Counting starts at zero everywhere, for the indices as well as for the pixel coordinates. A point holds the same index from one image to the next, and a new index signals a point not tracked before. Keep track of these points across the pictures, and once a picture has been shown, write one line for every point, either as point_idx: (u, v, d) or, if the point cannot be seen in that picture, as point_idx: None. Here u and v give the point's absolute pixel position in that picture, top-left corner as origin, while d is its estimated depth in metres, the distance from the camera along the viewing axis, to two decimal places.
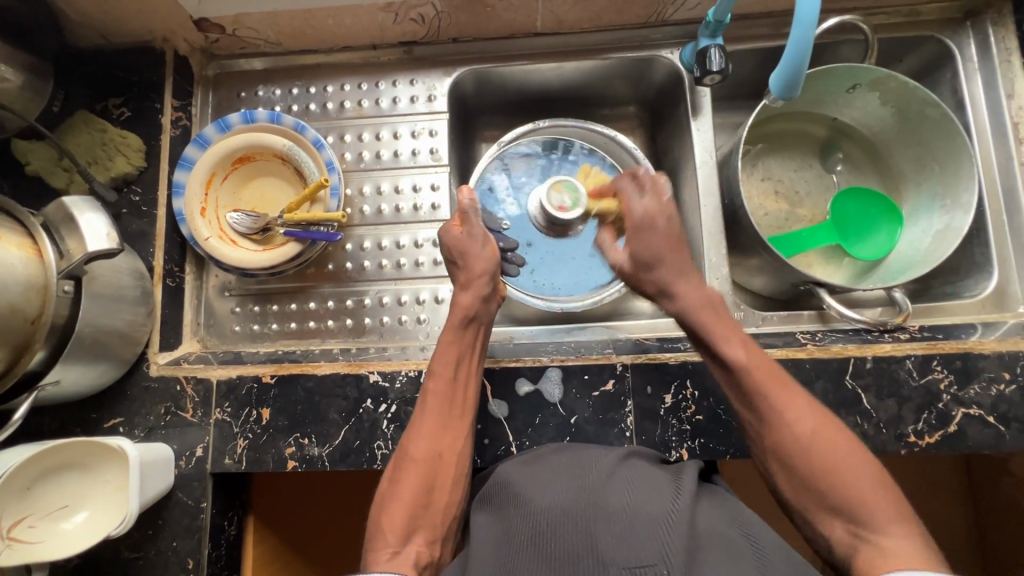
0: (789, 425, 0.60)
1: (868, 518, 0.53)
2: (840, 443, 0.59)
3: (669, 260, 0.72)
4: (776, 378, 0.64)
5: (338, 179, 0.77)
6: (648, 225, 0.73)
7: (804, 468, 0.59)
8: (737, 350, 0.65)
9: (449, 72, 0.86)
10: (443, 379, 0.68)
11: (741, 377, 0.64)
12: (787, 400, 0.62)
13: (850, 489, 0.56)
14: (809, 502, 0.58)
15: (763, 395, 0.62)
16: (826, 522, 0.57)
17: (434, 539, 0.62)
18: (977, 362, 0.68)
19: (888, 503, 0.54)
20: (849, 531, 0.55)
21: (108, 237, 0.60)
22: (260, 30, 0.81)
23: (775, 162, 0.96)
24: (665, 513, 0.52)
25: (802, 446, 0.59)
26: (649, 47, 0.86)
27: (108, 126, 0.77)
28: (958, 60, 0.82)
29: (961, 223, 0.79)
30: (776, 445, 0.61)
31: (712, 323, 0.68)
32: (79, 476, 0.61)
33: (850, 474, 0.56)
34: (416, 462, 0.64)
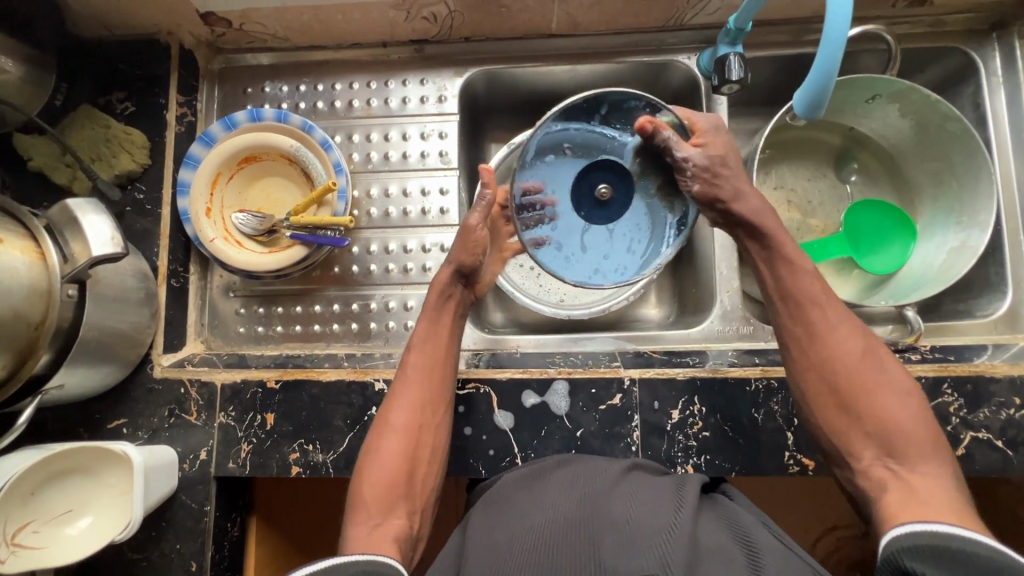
0: (844, 351, 0.63)
1: (904, 446, 0.57)
2: (890, 375, 0.61)
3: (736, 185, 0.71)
4: (850, 325, 0.65)
5: (345, 182, 0.76)
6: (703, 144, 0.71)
7: (853, 399, 0.61)
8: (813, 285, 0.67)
9: (460, 72, 0.84)
10: (423, 354, 0.70)
11: (805, 296, 0.66)
12: (844, 327, 0.64)
13: (888, 416, 0.59)
14: (851, 427, 0.60)
15: (822, 318, 0.64)
16: (858, 447, 0.59)
17: (414, 510, 0.64)
18: (988, 386, 0.68)
19: (921, 437, 0.57)
20: (879, 460, 0.58)
21: (112, 241, 0.59)
22: (267, 25, 0.79)
23: (788, 170, 0.94)
24: (667, 524, 0.51)
25: (851, 367, 0.62)
26: (665, 52, 0.84)
27: (112, 121, 0.75)
28: (982, 73, 0.80)
29: (978, 241, 0.78)
30: (834, 371, 0.62)
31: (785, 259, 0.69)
32: (83, 481, 0.60)
33: (894, 399, 0.60)
34: (396, 433, 0.65)
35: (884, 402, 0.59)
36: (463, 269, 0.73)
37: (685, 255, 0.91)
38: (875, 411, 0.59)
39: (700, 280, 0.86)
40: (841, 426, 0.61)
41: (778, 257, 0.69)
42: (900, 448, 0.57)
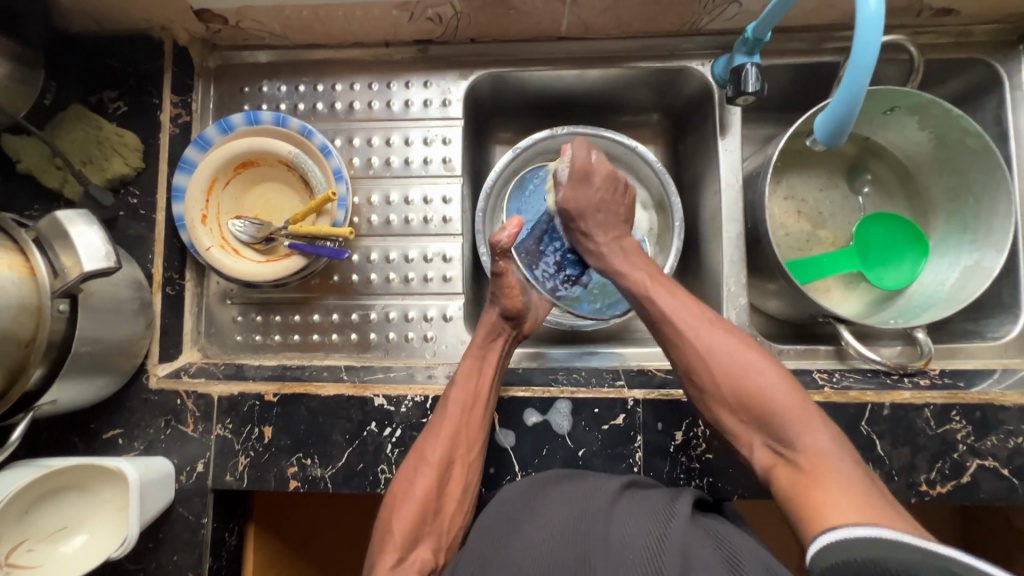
0: (715, 365, 0.62)
1: (785, 425, 0.57)
2: (746, 352, 0.62)
3: (596, 216, 0.74)
4: (700, 313, 0.66)
5: (346, 190, 0.74)
6: (585, 177, 0.75)
7: (738, 402, 0.60)
8: (602, 251, 0.74)
9: (465, 75, 0.82)
10: (464, 391, 0.68)
11: (658, 317, 0.67)
12: (706, 333, 0.64)
13: (760, 395, 0.59)
14: (733, 421, 0.61)
15: (678, 331, 0.65)
16: (748, 441, 0.60)
17: (440, 546, 0.64)
18: (997, 414, 0.67)
19: (806, 414, 0.57)
20: (771, 449, 0.58)
21: (105, 256, 0.57)
22: (265, 22, 0.76)
23: (799, 180, 0.92)
24: (656, 539, 0.52)
25: (725, 375, 0.61)
26: (679, 57, 0.81)
27: (104, 123, 0.73)
28: (1006, 87, 0.77)
29: (992, 263, 0.76)
30: (689, 368, 0.64)
31: (645, 284, 0.69)
32: (78, 498, 0.60)
33: (767, 399, 0.59)
34: (431, 467, 0.65)
35: (763, 392, 0.59)
36: (507, 312, 0.73)
37: (692, 266, 0.89)
38: (757, 406, 0.59)
39: (706, 294, 0.84)
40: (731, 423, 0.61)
41: (639, 292, 0.69)
42: (784, 431, 0.57)
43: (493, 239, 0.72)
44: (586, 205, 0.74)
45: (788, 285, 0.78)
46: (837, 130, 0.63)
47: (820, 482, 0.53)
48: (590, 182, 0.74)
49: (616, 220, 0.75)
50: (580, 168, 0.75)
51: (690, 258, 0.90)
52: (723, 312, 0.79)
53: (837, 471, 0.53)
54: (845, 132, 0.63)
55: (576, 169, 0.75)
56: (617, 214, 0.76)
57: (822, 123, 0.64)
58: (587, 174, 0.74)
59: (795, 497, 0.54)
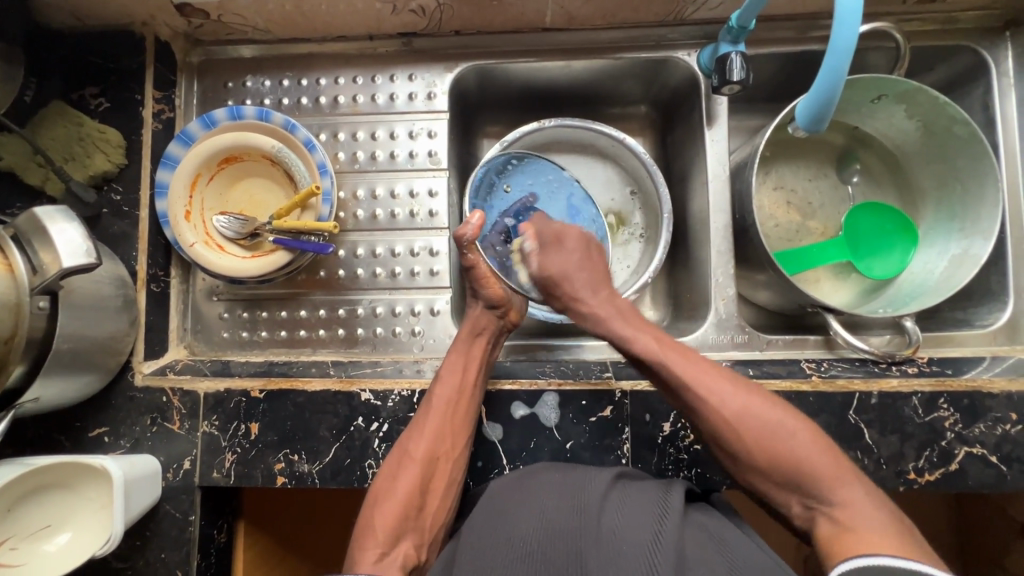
0: (749, 434, 0.59)
1: (820, 485, 0.56)
2: (775, 412, 0.60)
3: (583, 277, 0.73)
4: (717, 373, 0.63)
5: (330, 184, 0.73)
6: (557, 243, 0.75)
7: (773, 468, 0.58)
8: (597, 314, 0.71)
9: (450, 67, 0.81)
10: (449, 386, 0.68)
11: (672, 381, 0.63)
12: (721, 394, 0.61)
13: (793, 457, 0.57)
14: (767, 483, 0.59)
15: (693, 392, 0.62)
16: (783, 499, 0.58)
17: (422, 543, 0.64)
18: (985, 401, 0.67)
19: (844, 471, 0.56)
20: (805, 505, 0.57)
21: (85, 252, 0.57)
22: (247, 16, 0.75)
23: (788, 171, 0.91)
24: (651, 541, 0.52)
25: (756, 442, 0.59)
26: (665, 48, 0.81)
27: (85, 119, 0.72)
28: (993, 74, 0.77)
29: (980, 250, 0.76)
30: (717, 436, 0.60)
31: (659, 352, 0.65)
32: (62, 497, 0.59)
33: (810, 471, 0.56)
34: (415, 462, 0.65)
35: (802, 457, 0.57)
36: (491, 303, 0.73)
37: (681, 258, 0.89)
38: (800, 477, 0.57)
39: (695, 286, 0.84)
40: (766, 485, 0.59)
41: (623, 344, 0.68)
42: (816, 489, 0.56)
43: (456, 233, 0.72)
44: (565, 268, 0.73)
45: (775, 275, 0.78)
46: (819, 113, 0.63)
47: (852, 535, 0.52)
48: (564, 246, 0.75)
49: (599, 279, 0.73)
50: (548, 236, 0.76)
51: (679, 250, 0.89)
52: (711, 303, 0.79)
53: (868, 517, 0.53)
54: (827, 117, 0.64)
55: (547, 235, 0.76)
56: (599, 271, 0.74)
57: (804, 108, 0.64)
58: (559, 239, 0.75)
59: (825, 549, 0.53)
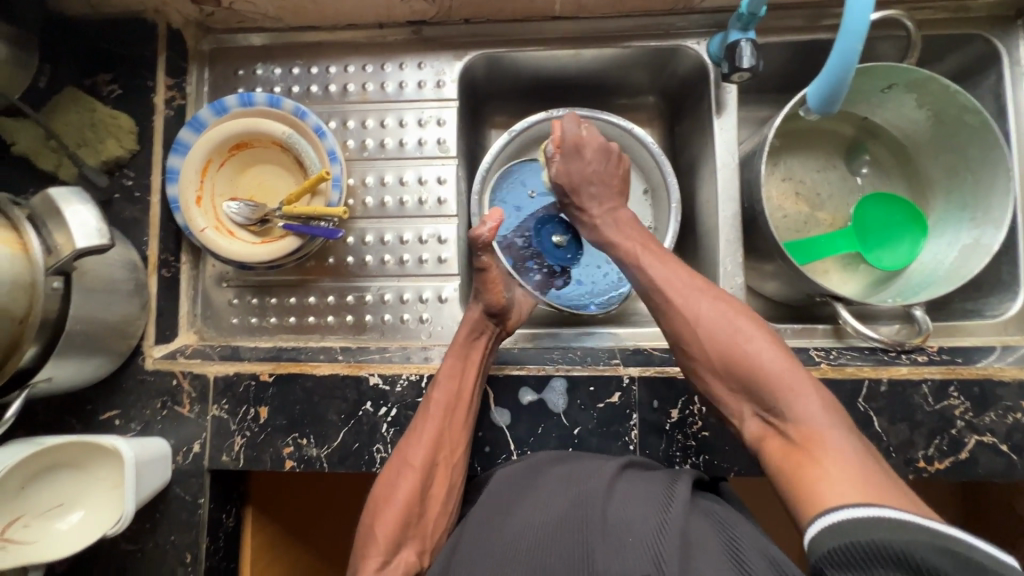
0: (709, 338, 0.59)
1: (774, 394, 0.54)
2: (739, 321, 0.59)
3: (592, 187, 0.73)
4: (692, 282, 0.64)
5: (339, 170, 0.73)
6: (578, 152, 0.74)
7: (729, 374, 0.57)
8: (596, 221, 0.73)
9: (459, 55, 0.81)
10: (446, 392, 0.67)
11: (645, 284, 0.66)
12: (690, 302, 0.62)
13: (753, 364, 0.56)
14: (723, 390, 0.58)
15: (660, 297, 0.64)
16: (738, 409, 0.57)
17: (425, 549, 0.63)
18: (995, 389, 0.66)
19: (807, 387, 0.53)
20: (761, 419, 0.55)
21: (98, 233, 0.57)
22: (258, 4, 0.76)
23: (798, 161, 0.91)
24: (656, 526, 0.51)
25: (713, 345, 0.59)
26: (674, 36, 0.80)
27: (98, 105, 0.73)
28: (1005, 63, 0.77)
29: (991, 240, 0.76)
30: (682, 340, 0.61)
31: (638, 256, 0.68)
32: (74, 476, 0.60)
33: (763, 377, 0.55)
34: (413, 470, 0.64)
35: (757, 367, 0.56)
36: (491, 309, 0.72)
37: (689, 248, 0.89)
38: (750, 382, 0.56)
39: (703, 275, 0.84)
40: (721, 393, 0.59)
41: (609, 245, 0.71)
42: (770, 397, 0.54)
43: (472, 235, 0.72)
44: (580, 176, 0.74)
45: (784, 264, 0.77)
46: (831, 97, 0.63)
47: (808, 452, 0.50)
48: (581, 155, 0.74)
49: (612, 192, 0.74)
50: (570, 143, 0.74)
51: (687, 240, 0.89)
52: (719, 292, 0.79)
53: (830, 440, 0.49)
54: (839, 100, 0.64)
55: (570, 142, 0.74)
56: (611, 187, 0.74)
57: (815, 91, 0.65)
58: (578, 148, 0.74)
59: (782, 469, 0.51)
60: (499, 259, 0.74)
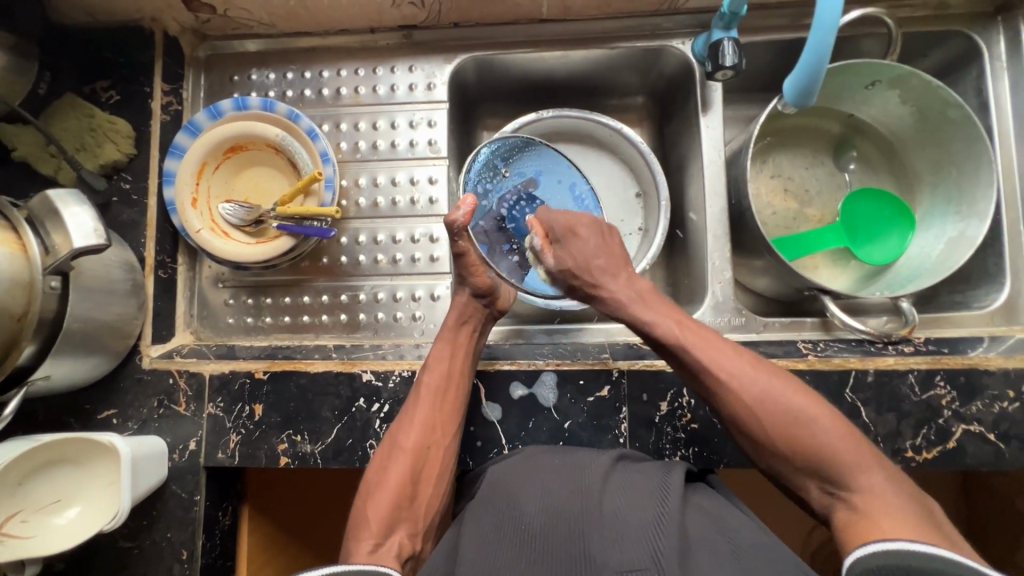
0: (770, 420, 0.59)
1: (841, 470, 0.55)
2: (794, 397, 0.59)
3: (599, 264, 0.69)
4: (740, 355, 0.63)
5: (332, 171, 0.75)
6: (573, 234, 0.70)
7: (792, 453, 0.57)
8: (615, 297, 0.69)
9: (449, 59, 0.83)
10: (437, 375, 0.68)
11: (687, 361, 0.63)
12: (744, 380, 0.61)
13: (814, 444, 0.56)
14: (787, 467, 0.58)
15: (710, 378, 0.62)
16: (801, 482, 0.58)
17: (417, 531, 0.64)
18: (981, 378, 0.67)
19: (862, 455, 0.55)
20: (824, 491, 0.56)
21: (95, 233, 0.58)
22: (252, 10, 0.78)
23: (786, 158, 0.92)
24: (654, 518, 0.52)
25: (772, 427, 0.58)
26: (660, 37, 0.82)
27: (96, 111, 0.74)
28: (985, 58, 0.78)
29: (976, 232, 0.76)
30: (740, 423, 0.60)
31: (682, 342, 0.64)
32: (71, 472, 0.61)
33: (829, 456, 0.55)
34: (406, 453, 0.65)
35: (819, 444, 0.56)
36: (479, 291, 0.73)
37: (678, 245, 0.90)
38: (815, 459, 0.56)
39: (692, 271, 0.85)
40: (783, 469, 0.59)
41: (636, 324, 0.67)
42: (837, 474, 0.55)
43: (448, 219, 0.70)
44: (585, 259, 0.69)
45: (772, 259, 0.78)
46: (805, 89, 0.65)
47: (871, 521, 0.50)
48: (578, 236, 0.70)
49: (620, 262, 0.71)
50: (561, 229, 0.70)
51: (677, 237, 0.90)
52: (708, 287, 0.80)
53: (895, 506, 0.51)
54: (815, 92, 0.66)
55: (559, 228, 0.70)
56: (616, 256, 0.71)
57: (792, 84, 0.67)
58: (573, 229, 0.70)
59: (848, 539, 0.52)
60: (477, 244, 0.72)
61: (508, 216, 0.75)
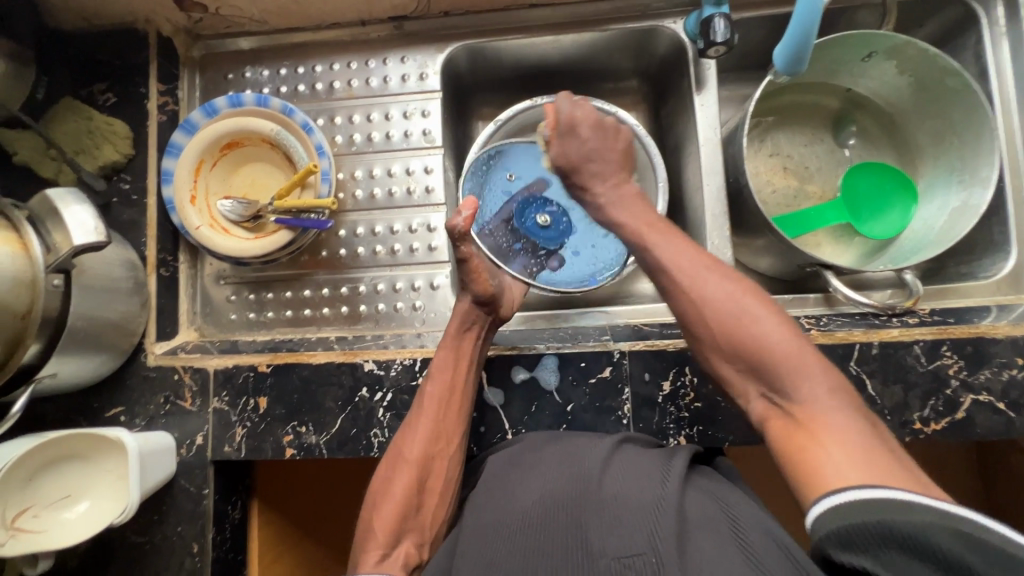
0: (721, 313, 0.57)
1: (783, 372, 0.51)
2: (743, 299, 0.57)
3: (591, 167, 0.70)
4: (699, 261, 0.61)
5: (328, 164, 0.75)
6: (573, 132, 0.71)
7: (737, 354, 0.55)
8: (599, 201, 0.70)
9: (441, 48, 0.83)
10: (440, 385, 0.68)
11: (653, 260, 0.64)
12: (700, 280, 0.60)
13: (758, 343, 0.54)
14: (729, 367, 0.56)
15: (668, 279, 0.62)
16: (744, 389, 0.56)
17: (424, 541, 0.62)
18: (989, 347, 0.66)
19: (807, 359, 0.52)
20: (765, 398, 0.53)
21: (95, 230, 0.59)
22: (243, 8, 0.79)
23: (784, 136, 0.91)
24: (653, 501, 0.51)
25: (720, 321, 0.57)
26: (651, 17, 0.82)
27: (94, 113, 0.75)
28: (983, 24, 0.77)
29: (980, 200, 0.75)
30: (687, 322, 0.59)
31: (653, 241, 0.65)
32: (81, 467, 0.62)
33: (771, 355, 0.53)
34: (410, 463, 0.64)
35: (766, 344, 0.54)
36: (481, 300, 0.72)
37: (677, 227, 0.89)
38: (761, 364, 0.53)
39: None
40: (728, 374, 0.57)
41: (620, 232, 0.68)
42: (778, 378, 0.52)
43: (449, 224, 0.69)
44: (583, 154, 0.70)
45: (773, 237, 0.77)
46: (796, 55, 0.67)
47: (810, 432, 0.48)
48: (577, 134, 0.71)
49: (612, 165, 0.71)
50: (565, 122, 0.70)
51: (676, 219, 0.89)
52: None
53: (835, 423, 0.47)
54: (804, 58, 0.67)
55: (563, 121, 0.71)
56: (613, 160, 0.71)
57: (782, 51, 0.68)
58: (574, 127, 0.70)
59: (787, 454, 0.49)
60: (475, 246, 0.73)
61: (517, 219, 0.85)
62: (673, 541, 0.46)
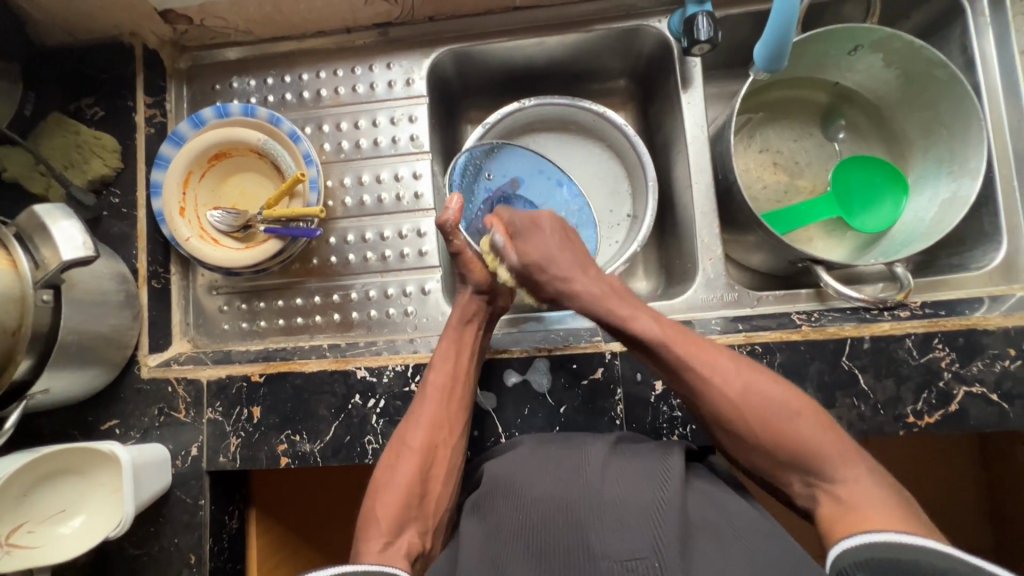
0: (762, 407, 0.58)
1: (824, 462, 0.55)
2: (777, 390, 0.59)
3: (562, 259, 0.70)
4: (710, 351, 0.62)
5: (316, 172, 0.76)
6: (534, 226, 0.71)
7: (774, 446, 0.58)
8: (581, 292, 0.69)
9: (427, 54, 0.83)
10: (443, 375, 0.68)
11: (658, 351, 0.63)
12: (719, 370, 0.61)
13: (792, 435, 0.57)
14: (766, 461, 0.59)
15: (685, 365, 0.61)
16: (783, 477, 0.58)
17: (427, 531, 0.63)
18: (981, 338, 0.66)
19: (839, 445, 0.56)
20: (805, 483, 0.56)
21: (84, 245, 0.59)
22: (229, 19, 0.79)
23: (773, 132, 0.91)
24: (655, 503, 0.51)
25: (752, 415, 0.59)
26: (636, 16, 0.82)
27: (82, 128, 0.75)
28: (968, 14, 0.77)
29: (969, 191, 0.75)
30: (714, 415, 0.60)
31: (669, 338, 0.63)
32: (76, 481, 0.62)
33: (812, 452, 0.56)
34: (414, 451, 0.65)
35: (804, 438, 0.56)
36: (481, 288, 0.73)
37: (668, 225, 0.89)
38: (801, 451, 0.56)
39: (683, 251, 0.84)
40: (761, 460, 0.59)
41: (618, 326, 0.65)
42: (821, 467, 0.55)
43: (439, 220, 0.70)
44: (546, 252, 0.70)
45: (762, 234, 0.77)
46: (776, 51, 0.67)
47: (852, 508, 0.51)
48: (540, 230, 0.71)
49: (580, 258, 0.71)
50: (522, 222, 0.71)
51: (667, 218, 0.89)
52: (698, 264, 0.79)
53: (878, 497, 0.51)
54: (783, 55, 0.68)
55: (519, 222, 0.71)
56: (579, 252, 0.72)
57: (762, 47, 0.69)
58: (535, 223, 0.71)
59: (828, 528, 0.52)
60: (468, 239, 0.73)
61: (494, 213, 0.78)
62: (675, 544, 0.46)
